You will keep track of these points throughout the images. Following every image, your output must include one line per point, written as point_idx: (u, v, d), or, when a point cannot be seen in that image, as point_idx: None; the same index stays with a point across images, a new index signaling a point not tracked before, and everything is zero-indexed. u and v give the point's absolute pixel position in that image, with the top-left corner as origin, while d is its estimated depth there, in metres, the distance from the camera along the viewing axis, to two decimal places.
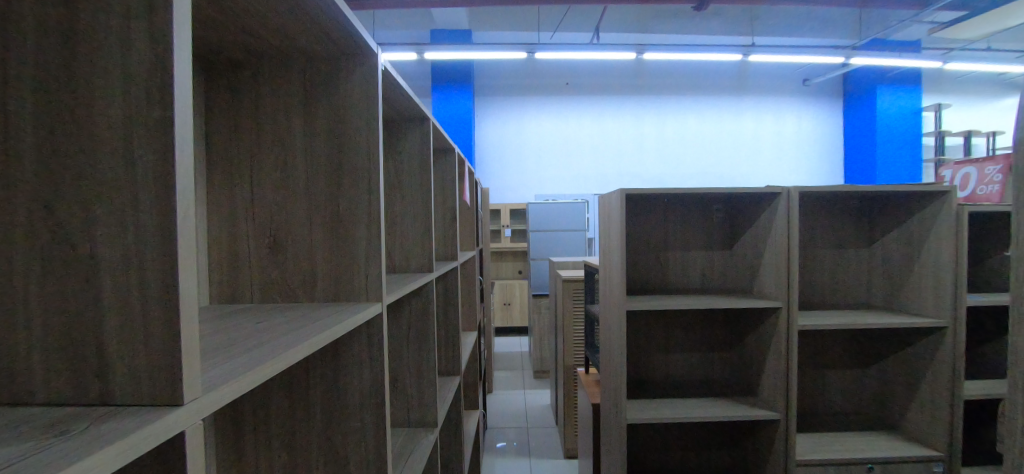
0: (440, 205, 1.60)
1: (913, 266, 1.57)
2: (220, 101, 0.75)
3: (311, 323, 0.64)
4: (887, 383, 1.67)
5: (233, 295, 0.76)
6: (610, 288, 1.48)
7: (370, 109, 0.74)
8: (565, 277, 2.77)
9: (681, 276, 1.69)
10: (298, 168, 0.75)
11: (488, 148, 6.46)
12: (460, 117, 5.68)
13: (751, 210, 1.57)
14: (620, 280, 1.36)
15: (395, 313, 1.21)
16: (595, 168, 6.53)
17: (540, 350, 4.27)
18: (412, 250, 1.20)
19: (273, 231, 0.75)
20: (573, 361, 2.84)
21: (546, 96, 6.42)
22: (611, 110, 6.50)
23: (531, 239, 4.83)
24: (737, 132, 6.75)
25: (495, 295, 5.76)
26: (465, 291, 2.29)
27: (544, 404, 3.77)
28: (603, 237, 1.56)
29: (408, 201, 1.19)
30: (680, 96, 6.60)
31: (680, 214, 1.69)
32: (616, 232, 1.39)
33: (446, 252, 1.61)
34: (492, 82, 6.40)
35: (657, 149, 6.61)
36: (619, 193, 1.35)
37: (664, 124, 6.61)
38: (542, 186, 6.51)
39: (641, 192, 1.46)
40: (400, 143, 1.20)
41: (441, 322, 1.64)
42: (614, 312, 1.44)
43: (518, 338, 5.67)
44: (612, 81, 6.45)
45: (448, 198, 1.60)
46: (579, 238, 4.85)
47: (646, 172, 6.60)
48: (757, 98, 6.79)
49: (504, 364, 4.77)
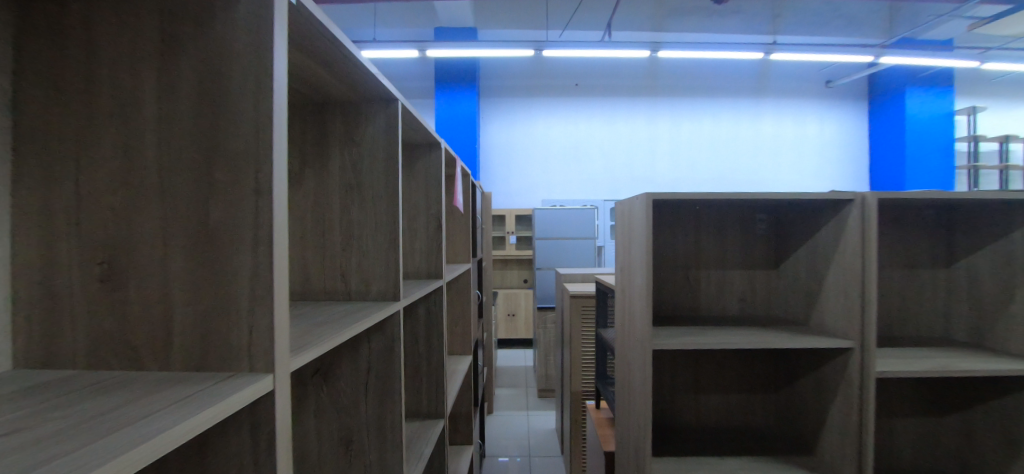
0: (423, 211, 1.33)
1: (1012, 294, 1.25)
2: (20, 40, 0.46)
3: (120, 435, 0.35)
4: (976, 439, 1.34)
5: (47, 357, 0.47)
6: (630, 319, 1.18)
7: (263, 62, 0.46)
8: (573, 292, 2.47)
9: (716, 300, 1.39)
10: (147, 155, 0.46)
11: (493, 151, 6.20)
12: (463, 118, 5.43)
13: (805, 222, 1.26)
14: (646, 310, 1.05)
15: (352, 352, 0.92)
16: (606, 173, 6.24)
17: (545, 367, 3.95)
18: (373, 269, 0.91)
19: (107, 252, 0.47)
20: (581, 387, 2.51)
21: (554, 98, 6.14)
22: (622, 112, 6.20)
23: (537, 246, 4.53)
24: (756, 136, 6.41)
25: (499, 305, 5.46)
26: (457, 308, 2.00)
27: (549, 428, 3.46)
28: (622, 252, 1.25)
29: (368, 207, 0.91)
30: (695, 99, 6.28)
31: (713, 225, 1.39)
32: (640, 248, 1.09)
33: (430, 267, 1.33)
34: (498, 82, 6.13)
35: (670, 153, 6.30)
36: (644, 198, 1.05)
37: (679, 128, 6.30)
38: (549, 191, 6.23)
39: (672, 197, 1.15)
40: (359, 131, 0.92)
41: (422, 353, 1.35)
42: (636, 349, 1.13)
43: (522, 350, 5.35)
44: (623, 83, 6.16)
45: (432, 204, 1.33)
46: (588, 247, 4.54)
47: (658, 177, 6.27)
48: (778, 100, 6.44)
49: (507, 380, 4.45)
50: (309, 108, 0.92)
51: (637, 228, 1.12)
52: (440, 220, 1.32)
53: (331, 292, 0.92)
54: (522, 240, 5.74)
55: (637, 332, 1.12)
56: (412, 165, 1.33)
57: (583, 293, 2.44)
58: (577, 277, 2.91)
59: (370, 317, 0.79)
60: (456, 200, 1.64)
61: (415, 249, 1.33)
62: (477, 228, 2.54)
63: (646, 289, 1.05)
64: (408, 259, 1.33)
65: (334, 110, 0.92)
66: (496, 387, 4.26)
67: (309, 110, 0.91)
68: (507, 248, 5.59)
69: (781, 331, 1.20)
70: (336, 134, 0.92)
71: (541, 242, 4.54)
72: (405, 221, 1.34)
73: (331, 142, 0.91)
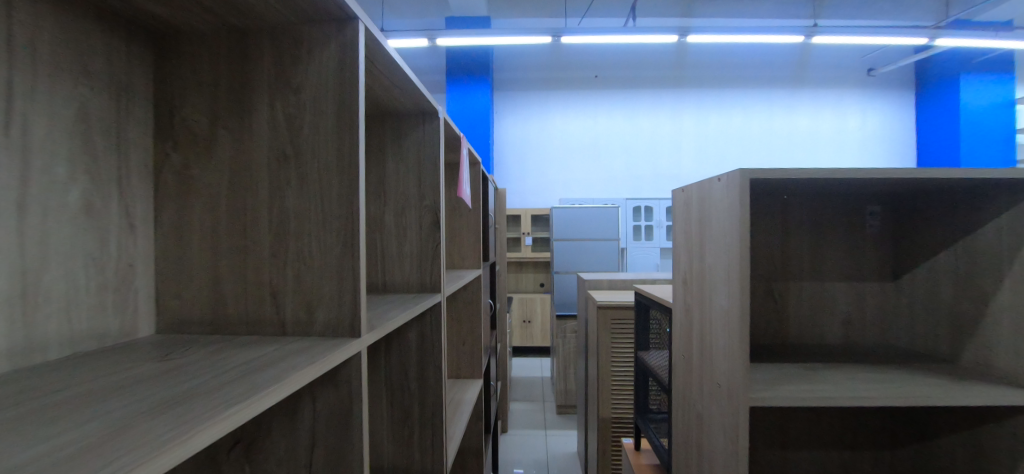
0: (414, 203, 1.00)
1: None
2: None
3: None
4: None
5: None
6: (705, 353, 0.82)
7: None
8: (599, 302, 2.11)
9: (811, 323, 1.02)
10: None
11: (506, 147, 5.87)
12: (475, 112, 5.12)
13: (948, 215, 0.89)
14: (740, 347, 0.69)
15: (287, 415, 0.59)
16: (628, 170, 5.84)
17: (565, 381, 3.58)
18: (318, 285, 0.58)
19: None
20: (611, 415, 2.13)
21: (572, 91, 5.79)
22: (645, 105, 5.80)
23: (554, 249, 4.17)
24: (791, 130, 5.90)
25: (514, 311, 5.11)
26: (465, 323, 1.67)
27: (570, 451, 3.08)
28: (689, 257, 0.89)
29: (312, 189, 0.58)
30: (725, 90, 5.83)
31: (806, 222, 1.02)
32: (727, 250, 0.73)
33: (423, 278, 0.99)
34: (512, 75, 5.81)
35: (697, 149, 5.86)
36: (736, 175, 0.69)
37: (706, 122, 5.85)
38: (567, 189, 5.86)
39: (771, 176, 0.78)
40: (299, 71, 0.59)
41: (413, 391, 1.01)
42: (716, 400, 0.77)
43: (538, 359, 4.99)
44: (646, 74, 5.77)
45: (425, 193, 0.99)
46: (611, 249, 4.15)
47: (684, 174, 5.82)
48: (816, 90, 5.92)
49: (522, 392, 4.11)
50: (224, 36, 0.60)
51: (716, 222, 0.77)
52: (437, 214, 0.99)
53: (256, 321, 0.59)
54: (538, 242, 5.38)
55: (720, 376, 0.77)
56: (400, 142, 1.01)
57: (612, 303, 2.07)
58: (603, 284, 2.55)
59: (296, 375, 0.45)
60: (462, 191, 1.31)
61: (404, 253, 1.00)
62: (490, 228, 2.22)
63: (736, 313, 0.69)
64: (395, 266, 1.00)
65: (261, 39, 0.59)
66: (510, 400, 3.91)
67: (225, 42, 0.60)
68: (522, 250, 5.25)
69: (926, 373, 0.82)
70: (264, 75, 0.59)
71: (559, 244, 4.17)
72: (390, 216, 1.01)
73: (256, 88, 0.59)
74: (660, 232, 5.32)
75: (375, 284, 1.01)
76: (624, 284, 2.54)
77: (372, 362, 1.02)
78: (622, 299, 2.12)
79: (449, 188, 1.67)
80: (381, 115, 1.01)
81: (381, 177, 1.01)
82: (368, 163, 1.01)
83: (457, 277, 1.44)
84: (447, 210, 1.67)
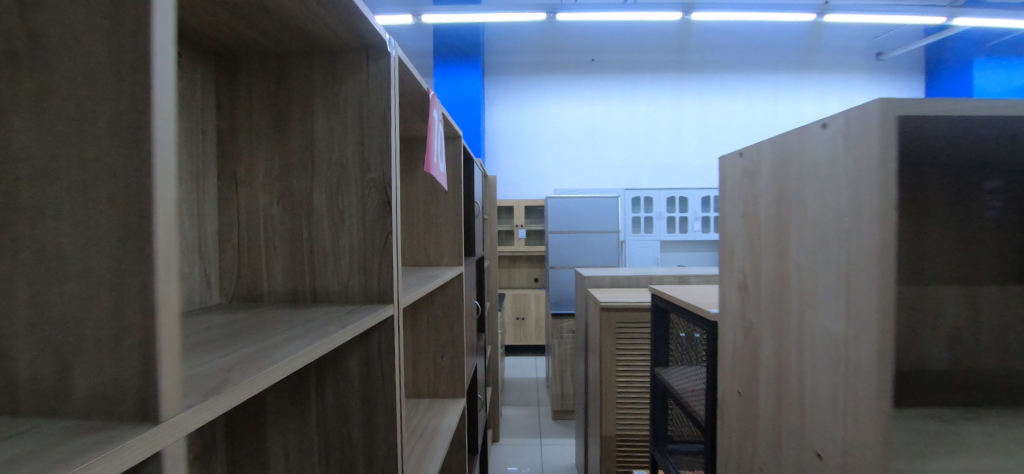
0: (354, 176, 0.69)
1: None
2: None
3: None
4: None
5: None
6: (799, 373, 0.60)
7: None
8: (603, 303, 1.83)
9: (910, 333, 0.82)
10: None
11: (499, 135, 5.56)
12: (465, 97, 4.79)
13: None
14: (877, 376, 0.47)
15: None
16: (626, 159, 5.54)
17: (561, 385, 3.32)
18: (81, 311, 0.28)
19: None
20: (616, 432, 1.86)
21: (568, 75, 5.48)
22: (644, 91, 5.51)
23: (550, 242, 3.88)
24: (796, 118, 5.63)
25: (507, 308, 4.83)
26: (444, 331, 1.39)
27: (567, 462, 2.83)
28: (768, 237, 0.67)
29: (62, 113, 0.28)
30: (727, 75, 5.56)
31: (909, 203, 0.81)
32: (851, 224, 0.50)
33: (368, 284, 0.70)
34: (505, 58, 5.48)
35: (699, 137, 5.58)
36: (880, 107, 0.45)
37: (708, 109, 5.57)
38: (563, 179, 5.57)
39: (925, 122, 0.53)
40: None
41: (355, 443, 0.71)
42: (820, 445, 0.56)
43: (533, 359, 4.73)
44: (646, 58, 5.47)
45: (368, 161, 0.69)
46: (610, 242, 3.88)
47: (686, 163, 5.56)
48: (821, 76, 5.67)
49: (515, 396, 3.83)
50: None
51: (823, 188, 0.54)
52: (387, 191, 0.69)
53: None
54: (533, 235, 5.09)
55: (828, 420, 0.55)
56: (333, 88, 0.70)
57: (617, 304, 1.80)
58: (605, 282, 2.27)
59: None
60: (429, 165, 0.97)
61: (340, 248, 0.70)
62: (475, 219, 1.93)
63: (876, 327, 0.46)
64: (329, 266, 0.70)
65: None
66: (503, 405, 3.64)
67: None
68: (515, 244, 4.96)
69: None
70: None
71: (554, 237, 3.89)
72: (321, 195, 0.70)
73: None
74: (661, 224, 5.05)
75: (300, 293, 0.71)
76: (628, 281, 2.27)
77: (299, 400, 0.72)
78: (628, 299, 1.85)
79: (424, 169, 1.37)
80: (308, 51, 0.71)
81: (307, 138, 0.71)
82: (291, 118, 0.71)
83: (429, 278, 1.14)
84: (422, 194, 1.38)
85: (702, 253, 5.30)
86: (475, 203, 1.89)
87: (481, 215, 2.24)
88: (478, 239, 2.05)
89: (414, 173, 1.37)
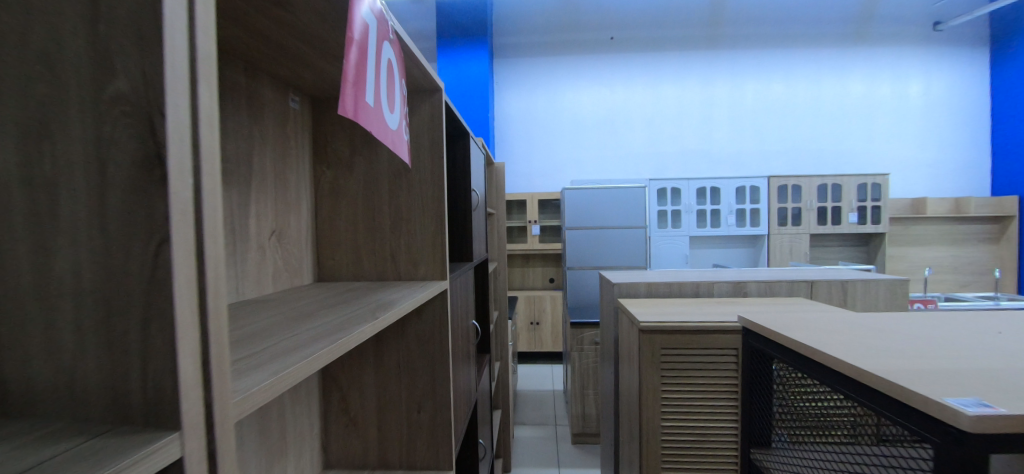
0: (82, 93, 0.27)
1: None
2: None
3: None
4: None
5: None
6: None
7: None
8: (642, 324, 1.36)
9: None
10: None
11: (509, 124, 5.11)
12: (472, 80, 4.34)
13: None
14: None
15: None
16: (650, 147, 5.01)
17: (582, 405, 2.87)
18: None
19: None
20: None
21: (585, 56, 4.99)
22: (669, 72, 4.97)
23: (566, 240, 3.41)
24: (841, 99, 4.97)
25: (519, 311, 4.40)
26: (422, 372, 0.96)
27: None
28: None
29: None
30: (762, 52, 4.96)
31: None
32: None
33: (119, 371, 0.27)
34: (515, 40, 5.01)
35: (731, 121, 4.98)
36: None
37: (742, 89, 4.98)
38: (579, 170, 5.08)
39: None
40: None
41: None
42: None
43: (549, 368, 4.30)
44: (671, 34, 4.93)
45: (106, 48, 0.27)
46: (636, 239, 3.38)
47: (716, 150, 4.99)
48: (871, 50, 4.98)
49: (529, 413, 3.41)
50: None
51: None
52: (152, 125, 0.26)
53: None
54: (547, 231, 4.64)
55: None
56: None
57: (662, 325, 1.34)
58: (639, 292, 1.80)
59: None
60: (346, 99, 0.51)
61: (53, 276, 0.27)
62: (474, 215, 1.51)
63: None
64: (29, 320, 0.28)
65: None
66: (515, 424, 3.22)
67: None
68: (529, 241, 4.51)
69: None
70: None
71: (572, 233, 3.42)
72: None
73: None
74: (690, 217, 4.52)
75: None
76: (668, 290, 1.79)
77: None
78: (677, 317, 1.39)
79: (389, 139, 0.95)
80: None
81: None
82: None
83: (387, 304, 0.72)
84: (386, 176, 0.95)
85: (736, 249, 4.76)
86: (473, 192, 1.45)
87: (483, 209, 1.79)
88: (478, 239, 1.62)
89: (375, 146, 0.95)
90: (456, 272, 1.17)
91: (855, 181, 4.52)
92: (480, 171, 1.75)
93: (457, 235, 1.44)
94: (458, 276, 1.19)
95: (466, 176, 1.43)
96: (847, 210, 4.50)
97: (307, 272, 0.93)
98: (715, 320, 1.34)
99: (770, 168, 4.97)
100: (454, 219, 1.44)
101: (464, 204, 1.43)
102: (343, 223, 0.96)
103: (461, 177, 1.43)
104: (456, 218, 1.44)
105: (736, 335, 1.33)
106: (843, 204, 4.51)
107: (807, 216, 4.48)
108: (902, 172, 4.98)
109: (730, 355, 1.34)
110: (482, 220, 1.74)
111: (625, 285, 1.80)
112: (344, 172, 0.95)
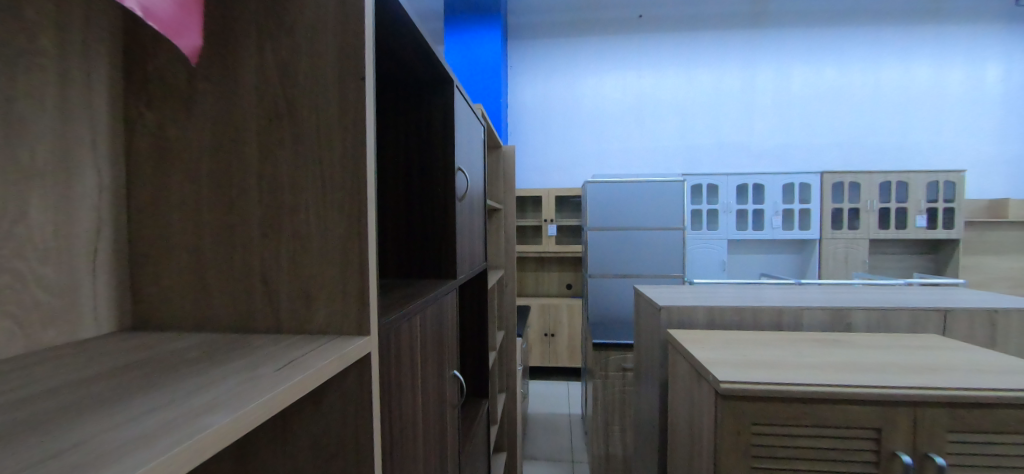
0: None
1: None
2: None
3: None
4: None
5: None
6: None
7: None
8: (724, 384, 0.84)
9: None
10: None
11: (524, 113, 4.60)
12: (483, 59, 3.82)
13: None
14: None
15: None
16: (681, 139, 4.44)
17: (604, 445, 2.34)
18: None
19: None
20: None
21: (609, 38, 4.45)
22: (704, 55, 4.39)
23: (589, 243, 2.89)
24: (906, 85, 4.28)
25: (532, 322, 3.91)
26: None
27: None
28: None
29: None
30: (813, 32, 4.32)
31: None
32: None
33: None
34: (532, 19, 4.50)
35: (777, 109, 4.35)
36: None
37: (790, 73, 4.34)
38: (601, 164, 4.54)
39: None
40: None
41: None
42: None
43: (564, 387, 3.79)
44: (708, 10, 4.35)
45: None
46: (671, 243, 2.84)
47: (759, 142, 4.36)
48: (946, 27, 4.24)
49: (541, 444, 2.92)
50: None
51: None
52: None
53: None
54: (564, 232, 4.13)
55: None
56: None
57: (757, 387, 0.83)
58: (698, 324, 1.27)
59: None
60: None
61: None
62: (464, 211, 1.03)
63: None
64: None
65: None
66: (523, 459, 2.72)
67: None
68: (544, 243, 4.01)
69: None
70: None
71: (595, 235, 2.90)
72: None
73: None
74: (728, 218, 3.94)
75: None
76: (739, 321, 1.26)
77: None
78: (776, 373, 0.88)
79: (260, 54, 0.47)
80: None
81: None
82: None
83: (248, 381, 0.37)
84: (253, 124, 0.47)
85: (781, 255, 4.17)
86: (458, 175, 0.97)
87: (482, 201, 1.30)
88: (472, 247, 1.14)
89: (234, 66, 0.47)
90: (418, 302, 0.68)
91: (926, 178, 3.85)
92: (478, 152, 1.26)
93: (433, 238, 0.96)
94: (422, 310, 0.70)
95: (449, 152, 0.94)
96: (915, 213, 3.83)
97: (91, 313, 0.47)
98: (842, 383, 0.83)
99: (820, 163, 4.32)
100: (429, 217, 0.96)
101: (447, 194, 0.95)
102: (172, 217, 0.49)
103: (441, 154, 0.95)
104: (432, 214, 0.96)
105: (876, 407, 0.82)
106: (910, 205, 3.85)
107: (866, 218, 3.84)
108: (977, 168, 4.28)
109: (866, 438, 0.83)
110: (480, 218, 1.26)
111: (679, 313, 1.28)
112: (177, 116, 0.48)
